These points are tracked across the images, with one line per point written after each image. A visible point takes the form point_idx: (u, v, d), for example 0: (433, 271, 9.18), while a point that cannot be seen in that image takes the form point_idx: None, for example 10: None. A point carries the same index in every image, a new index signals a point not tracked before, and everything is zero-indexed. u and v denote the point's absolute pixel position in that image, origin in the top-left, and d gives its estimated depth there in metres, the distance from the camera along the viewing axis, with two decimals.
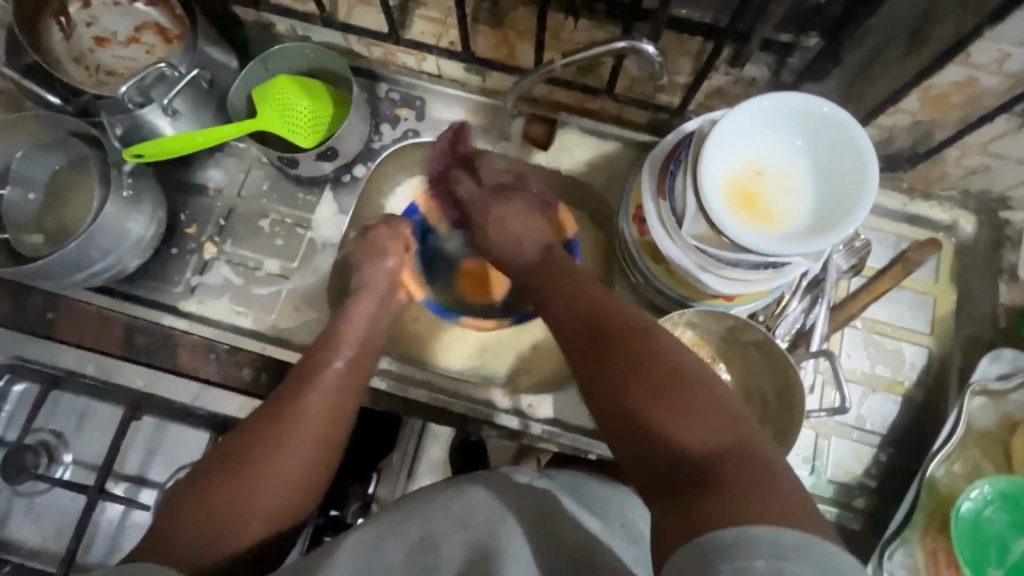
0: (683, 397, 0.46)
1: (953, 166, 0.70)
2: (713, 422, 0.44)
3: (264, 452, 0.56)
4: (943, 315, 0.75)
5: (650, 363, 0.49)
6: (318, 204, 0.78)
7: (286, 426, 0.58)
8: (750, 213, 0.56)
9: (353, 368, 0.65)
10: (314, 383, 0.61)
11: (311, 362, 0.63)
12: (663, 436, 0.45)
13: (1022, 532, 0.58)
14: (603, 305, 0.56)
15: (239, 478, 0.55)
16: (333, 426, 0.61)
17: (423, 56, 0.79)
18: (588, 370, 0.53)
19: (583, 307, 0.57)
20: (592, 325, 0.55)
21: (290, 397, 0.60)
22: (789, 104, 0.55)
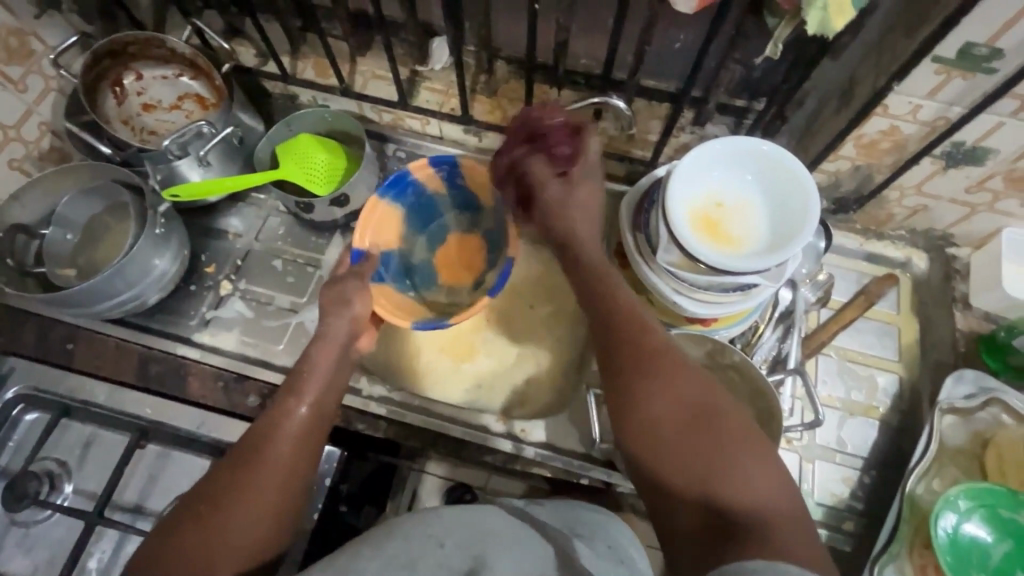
0: (726, 441, 0.47)
1: (897, 207, 0.78)
2: (752, 467, 0.46)
3: (224, 508, 0.51)
4: (909, 344, 0.81)
5: (694, 403, 0.49)
6: (328, 246, 0.85)
7: (248, 480, 0.53)
8: (714, 239, 0.63)
9: (317, 418, 0.59)
10: (278, 432, 0.56)
11: (274, 411, 0.59)
12: (705, 462, 0.46)
13: (1001, 538, 0.61)
14: (646, 331, 0.54)
15: (212, 525, 0.50)
16: (295, 479, 0.55)
17: (427, 120, 0.90)
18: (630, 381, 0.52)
19: (637, 334, 0.54)
20: (650, 342, 0.53)
21: (254, 441, 0.56)
22: (735, 149, 0.65)
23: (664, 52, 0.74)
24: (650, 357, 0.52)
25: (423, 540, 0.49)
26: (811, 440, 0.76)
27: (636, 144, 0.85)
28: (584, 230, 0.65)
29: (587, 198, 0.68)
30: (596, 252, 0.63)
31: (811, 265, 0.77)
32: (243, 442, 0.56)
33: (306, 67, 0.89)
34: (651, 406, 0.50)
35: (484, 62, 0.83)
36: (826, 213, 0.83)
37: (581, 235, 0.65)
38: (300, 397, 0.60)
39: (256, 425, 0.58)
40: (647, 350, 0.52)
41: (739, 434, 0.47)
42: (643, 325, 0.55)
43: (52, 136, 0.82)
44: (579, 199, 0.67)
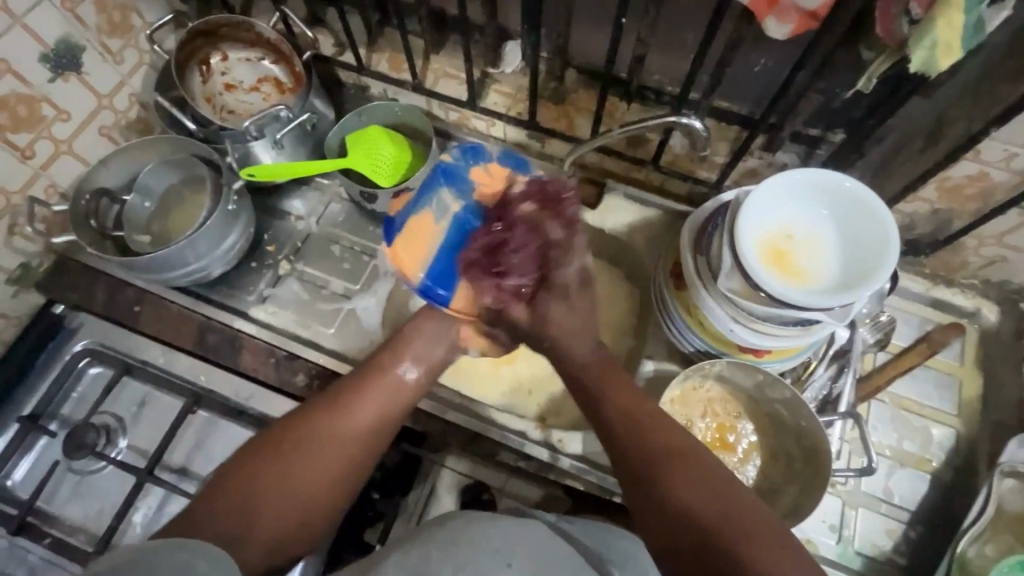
0: (766, 546, 0.43)
1: (972, 255, 0.75)
2: (773, 568, 0.41)
3: (303, 451, 0.52)
4: (969, 398, 0.78)
5: (723, 511, 0.45)
6: (386, 237, 0.87)
7: (335, 433, 0.55)
8: (783, 271, 0.61)
9: (407, 388, 0.61)
10: (370, 396, 0.58)
11: (372, 372, 0.61)
12: (753, 569, 0.42)
13: None
14: (666, 432, 0.52)
15: (292, 465, 0.52)
16: (369, 449, 0.56)
17: (492, 122, 0.92)
18: (648, 486, 0.49)
19: (650, 437, 0.52)
20: (676, 441, 0.51)
21: (346, 394, 0.58)
22: (808, 180, 0.62)
23: (744, 76, 0.73)
24: (667, 458, 0.50)
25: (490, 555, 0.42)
26: (856, 486, 0.73)
27: (701, 165, 0.84)
28: (581, 351, 0.59)
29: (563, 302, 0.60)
30: (589, 349, 0.59)
31: (872, 307, 0.75)
32: (335, 393, 0.58)
33: (381, 60, 0.92)
34: (678, 517, 0.46)
35: (557, 69, 0.84)
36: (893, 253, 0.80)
37: (561, 326, 0.60)
38: (399, 362, 0.62)
39: (352, 383, 0.60)
40: (659, 450, 0.50)
41: (778, 545, 0.43)
42: (658, 427, 0.52)
43: (140, 108, 0.86)
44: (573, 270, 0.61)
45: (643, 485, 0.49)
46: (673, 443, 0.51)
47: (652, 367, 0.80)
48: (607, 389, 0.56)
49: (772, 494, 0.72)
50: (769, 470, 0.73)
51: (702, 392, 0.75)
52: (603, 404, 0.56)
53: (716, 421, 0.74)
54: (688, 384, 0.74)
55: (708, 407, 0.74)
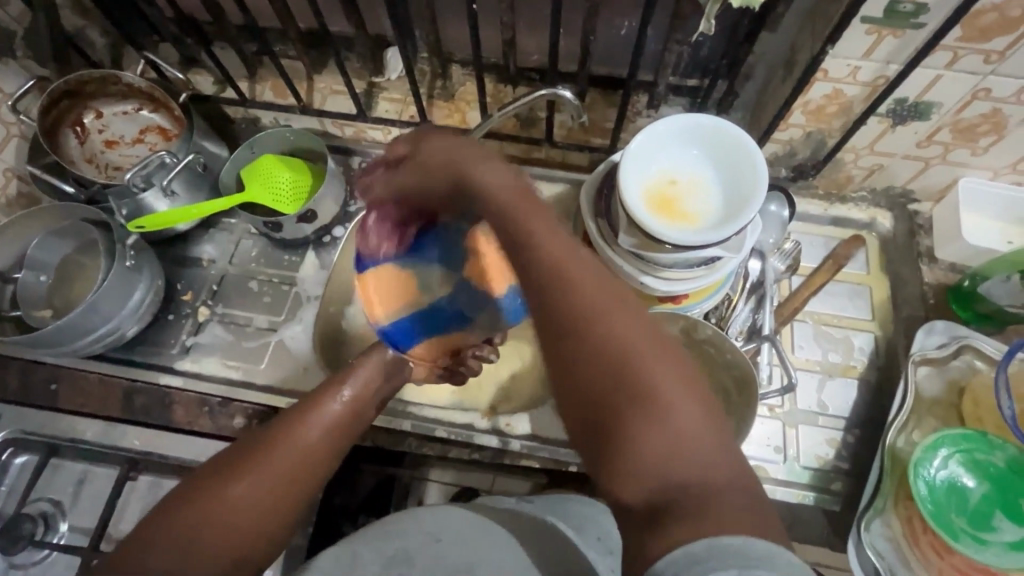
0: (677, 401, 0.39)
1: (853, 168, 0.80)
2: (701, 441, 0.38)
3: (245, 475, 0.51)
4: (881, 302, 0.82)
5: (637, 363, 0.40)
6: (302, 263, 0.86)
7: (277, 454, 0.53)
8: (673, 217, 0.63)
9: (355, 411, 0.61)
10: (315, 416, 0.58)
11: (315, 398, 0.60)
12: (660, 421, 0.38)
13: (979, 480, 0.63)
14: (573, 270, 0.43)
15: (232, 493, 0.49)
16: (318, 465, 0.55)
17: (388, 130, 0.92)
18: (555, 330, 0.42)
19: (560, 277, 0.43)
20: (587, 288, 0.42)
21: (292, 419, 0.57)
22: (673, 128, 0.65)
23: (610, 40, 0.76)
24: (579, 299, 0.42)
25: (419, 536, 0.52)
26: (793, 405, 0.77)
27: (594, 133, 0.86)
28: (503, 174, 0.48)
29: (494, 170, 0.49)
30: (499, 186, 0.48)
31: (777, 237, 0.78)
32: (285, 420, 0.57)
33: (264, 90, 0.90)
34: (583, 369, 0.41)
35: (437, 66, 0.85)
36: (787, 181, 0.84)
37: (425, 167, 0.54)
38: (341, 385, 0.62)
39: (299, 406, 0.59)
40: (573, 317, 0.42)
41: (689, 402, 0.39)
42: (607, 316, 0.41)
43: (19, 182, 0.83)
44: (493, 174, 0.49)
45: (548, 337, 0.43)
46: (607, 307, 0.42)
47: None
48: (527, 238, 0.44)
49: None
50: None
51: None
52: (514, 240, 0.45)
53: None
54: None
55: None
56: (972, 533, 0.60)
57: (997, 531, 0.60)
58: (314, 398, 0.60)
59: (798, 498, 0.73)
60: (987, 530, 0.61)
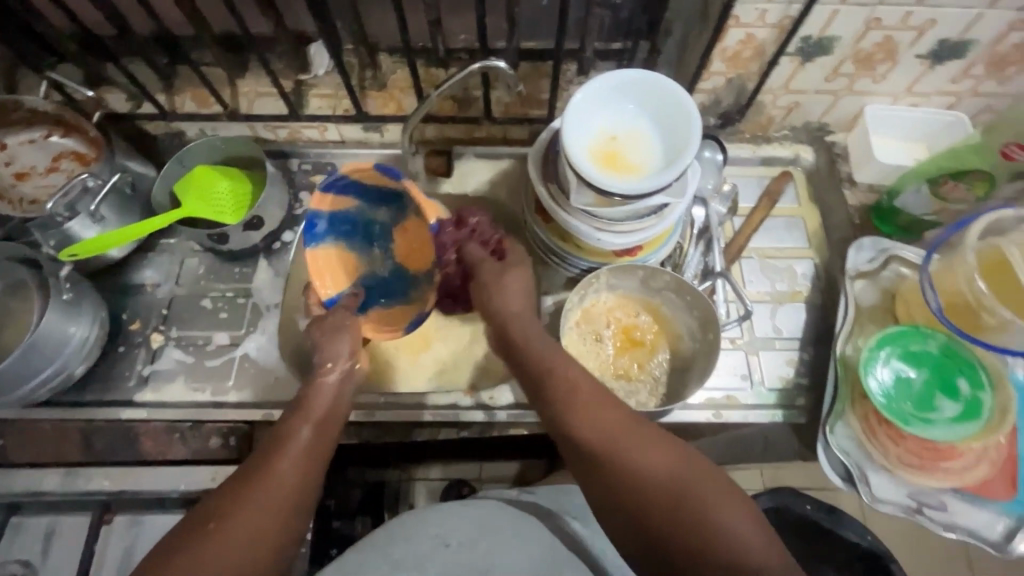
0: (713, 500, 0.46)
1: (773, 109, 0.85)
2: (742, 532, 0.44)
3: (224, 528, 0.46)
4: (815, 229, 0.88)
5: (670, 483, 0.47)
6: (255, 273, 0.84)
7: (251, 504, 0.48)
8: (618, 170, 0.65)
9: (327, 430, 0.58)
10: (285, 448, 0.54)
11: (278, 432, 0.56)
12: (706, 523, 0.44)
13: (915, 368, 0.69)
14: (591, 399, 0.55)
15: (211, 550, 0.45)
16: (305, 496, 0.52)
17: (324, 127, 0.90)
18: (590, 458, 0.52)
19: (593, 424, 0.53)
20: (611, 419, 0.53)
21: (260, 460, 0.52)
22: (608, 86, 0.67)
23: (532, 12, 0.78)
24: (605, 432, 0.52)
25: (429, 542, 0.59)
26: (752, 335, 0.82)
27: (532, 105, 0.88)
28: (508, 301, 0.67)
29: (514, 287, 0.68)
30: (530, 321, 0.66)
31: (714, 180, 0.84)
32: (251, 460, 0.52)
33: (185, 100, 0.86)
34: (629, 507, 0.48)
35: (365, 57, 0.84)
36: (715, 129, 0.89)
37: (507, 281, 0.68)
38: (306, 414, 0.58)
39: (263, 443, 0.55)
40: (607, 447, 0.51)
41: (719, 495, 0.47)
42: (636, 444, 0.50)
43: None
44: (512, 293, 0.67)
45: (585, 461, 0.52)
46: (626, 440, 0.51)
47: (553, 302, 0.85)
48: (547, 381, 0.58)
49: (685, 370, 0.78)
50: (679, 349, 0.80)
51: (600, 307, 0.81)
52: (542, 388, 0.59)
53: (620, 326, 0.81)
54: (586, 304, 0.80)
55: (609, 316, 0.81)
56: (919, 417, 0.66)
57: (939, 410, 0.66)
58: (276, 435, 0.56)
59: (769, 418, 0.78)
60: (931, 412, 0.67)
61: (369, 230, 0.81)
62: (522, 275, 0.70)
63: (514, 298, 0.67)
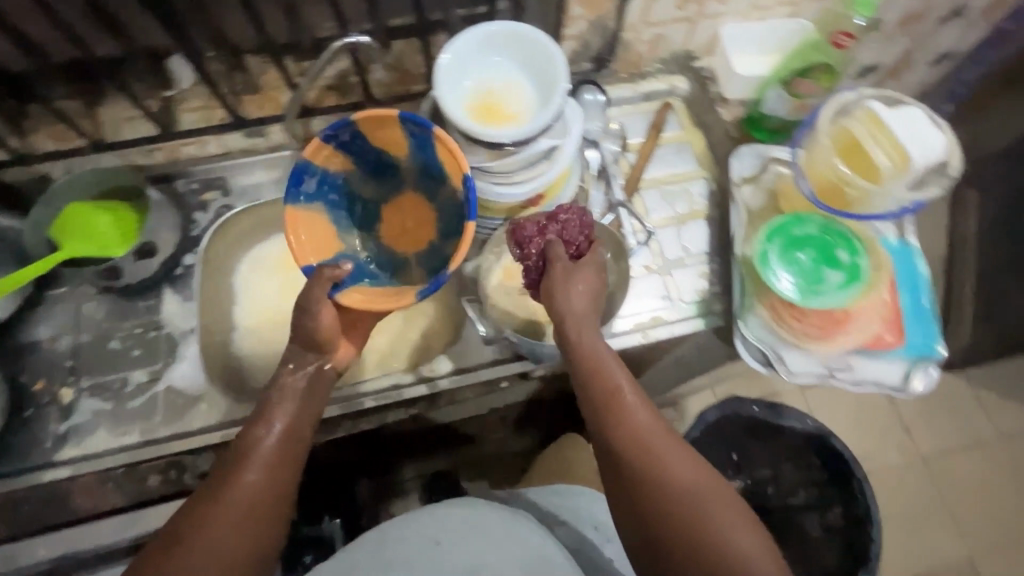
0: (721, 513, 0.50)
1: (640, 45, 0.90)
2: (743, 549, 0.48)
3: (181, 553, 0.48)
4: (702, 150, 0.94)
5: (688, 497, 0.51)
6: (161, 303, 0.81)
7: (207, 531, 0.49)
8: (501, 122, 0.67)
9: (294, 437, 0.57)
10: (246, 462, 0.54)
11: (242, 441, 0.55)
12: (706, 532, 0.49)
13: (803, 250, 0.74)
14: (628, 407, 0.56)
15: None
16: (262, 516, 0.52)
17: (202, 140, 0.87)
18: (619, 460, 0.55)
19: (624, 426, 0.56)
20: (642, 428, 0.55)
21: (220, 480, 0.53)
22: (470, 43, 0.68)
23: None
24: (638, 438, 0.55)
25: (420, 539, 0.69)
26: (665, 256, 0.87)
27: (412, 81, 0.89)
28: (577, 299, 0.62)
29: (581, 282, 0.62)
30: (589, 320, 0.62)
31: (601, 121, 0.91)
32: (213, 480, 0.53)
33: (42, 139, 0.80)
34: (647, 511, 0.52)
35: (230, 61, 0.78)
36: (591, 73, 0.93)
37: (580, 294, 0.62)
38: (270, 418, 0.57)
39: (225, 460, 0.55)
40: (639, 451, 0.54)
41: (727, 512, 0.51)
42: (664, 454, 0.53)
43: None
44: (579, 292, 0.62)
45: (615, 460, 0.55)
46: (654, 447, 0.54)
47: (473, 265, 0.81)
48: (589, 382, 0.59)
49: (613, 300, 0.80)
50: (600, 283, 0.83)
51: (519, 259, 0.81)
52: (586, 387, 0.59)
53: None
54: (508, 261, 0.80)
55: None
56: (812, 292, 0.72)
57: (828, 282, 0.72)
58: (240, 450, 0.55)
59: (694, 327, 0.84)
60: (823, 285, 0.72)
61: (343, 201, 0.72)
62: (594, 274, 0.64)
63: (583, 297, 0.62)
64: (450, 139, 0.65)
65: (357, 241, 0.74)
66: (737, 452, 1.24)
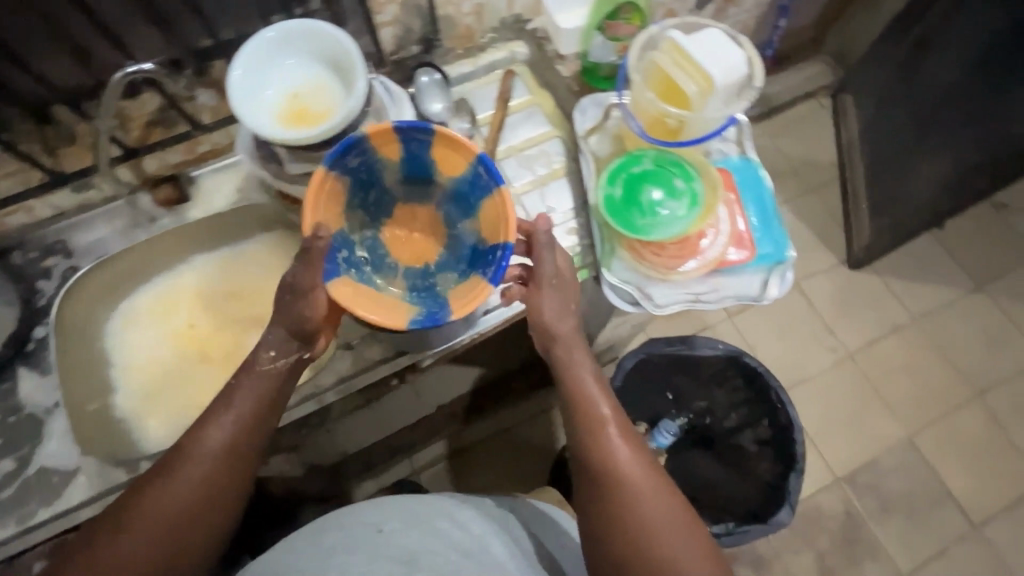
0: (672, 531, 0.60)
1: (463, 18, 0.89)
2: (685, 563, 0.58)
3: (144, 509, 0.59)
4: (551, 110, 0.95)
5: (642, 514, 0.61)
6: (18, 384, 0.78)
7: (165, 492, 0.60)
8: (314, 122, 0.66)
9: (245, 437, 0.64)
10: (195, 455, 0.62)
11: (191, 434, 0.63)
12: (658, 546, 0.59)
13: (642, 187, 0.77)
14: (606, 437, 0.66)
15: (133, 527, 0.58)
16: (211, 494, 0.62)
17: (30, 206, 0.82)
18: (595, 481, 0.64)
19: (603, 454, 0.65)
20: (617, 454, 0.65)
21: (177, 454, 0.62)
22: (252, 58, 0.65)
23: None
24: (610, 465, 0.64)
25: (367, 529, 0.71)
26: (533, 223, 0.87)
27: None
28: (559, 326, 0.71)
29: (589, 390, 0.69)
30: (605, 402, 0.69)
31: (445, 104, 0.90)
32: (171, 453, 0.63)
33: None
34: (610, 528, 0.61)
35: (35, 116, 0.73)
36: (425, 56, 0.93)
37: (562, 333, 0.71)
38: (219, 415, 0.63)
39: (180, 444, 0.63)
40: (610, 476, 0.63)
41: (675, 530, 0.60)
42: (631, 478, 0.63)
43: None
44: (548, 302, 0.70)
45: (589, 480, 0.65)
46: (625, 472, 0.63)
47: None
48: (571, 414, 0.69)
49: None
50: None
51: None
52: (574, 417, 0.69)
53: None
54: None
55: None
56: (654, 225, 0.75)
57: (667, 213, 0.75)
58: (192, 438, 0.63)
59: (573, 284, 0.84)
60: (664, 217, 0.75)
61: (359, 175, 0.68)
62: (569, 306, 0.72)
63: (565, 323, 0.71)
64: (512, 206, 0.65)
65: (358, 236, 0.71)
66: (670, 389, 1.30)
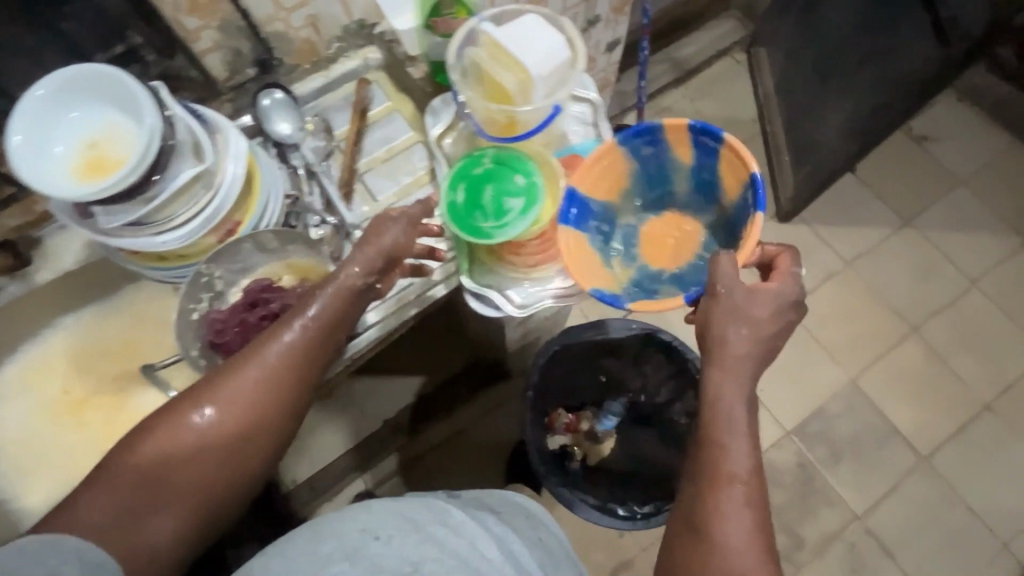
0: None
1: (297, 32, 0.86)
2: None
3: (194, 408, 0.63)
4: (413, 115, 0.91)
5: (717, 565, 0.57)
6: None
7: (226, 388, 0.64)
8: (112, 168, 0.65)
9: (295, 358, 0.66)
10: (256, 356, 0.65)
11: (254, 345, 0.67)
12: None
13: (484, 188, 0.78)
14: (742, 514, 0.58)
15: (177, 430, 0.62)
16: (244, 428, 0.64)
17: None
18: (691, 520, 0.60)
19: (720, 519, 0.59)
20: (749, 535, 0.58)
21: (236, 361, 0.66)
22: (32, 120, 0.65)
23: None
24: (726, 537, 0.58)
25: None
26: None
27: None
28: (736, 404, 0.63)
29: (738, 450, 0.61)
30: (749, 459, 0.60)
31: (294, 123, 0.86)
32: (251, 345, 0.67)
33: None
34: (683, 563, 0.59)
35: None
36: (267, 76, 0.89)
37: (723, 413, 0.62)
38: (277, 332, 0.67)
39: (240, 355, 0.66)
40: (716, 541, 0.58)
41: None
42: (732, 548, 0.57)
43: None
44: (735, 336, 0.65)
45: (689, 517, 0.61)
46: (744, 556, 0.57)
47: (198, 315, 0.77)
48: (717, 477, 0.60)
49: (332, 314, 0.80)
50: None
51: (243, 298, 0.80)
52: (715, 472, 0.60)
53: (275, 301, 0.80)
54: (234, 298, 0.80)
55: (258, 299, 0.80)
56: (495, 227, 0.75)
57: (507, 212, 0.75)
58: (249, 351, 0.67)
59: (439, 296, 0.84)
60: (505, 217, 0.76)
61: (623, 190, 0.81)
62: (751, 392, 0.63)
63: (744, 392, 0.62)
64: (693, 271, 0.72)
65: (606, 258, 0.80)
66: (603, 371, 1.29)
